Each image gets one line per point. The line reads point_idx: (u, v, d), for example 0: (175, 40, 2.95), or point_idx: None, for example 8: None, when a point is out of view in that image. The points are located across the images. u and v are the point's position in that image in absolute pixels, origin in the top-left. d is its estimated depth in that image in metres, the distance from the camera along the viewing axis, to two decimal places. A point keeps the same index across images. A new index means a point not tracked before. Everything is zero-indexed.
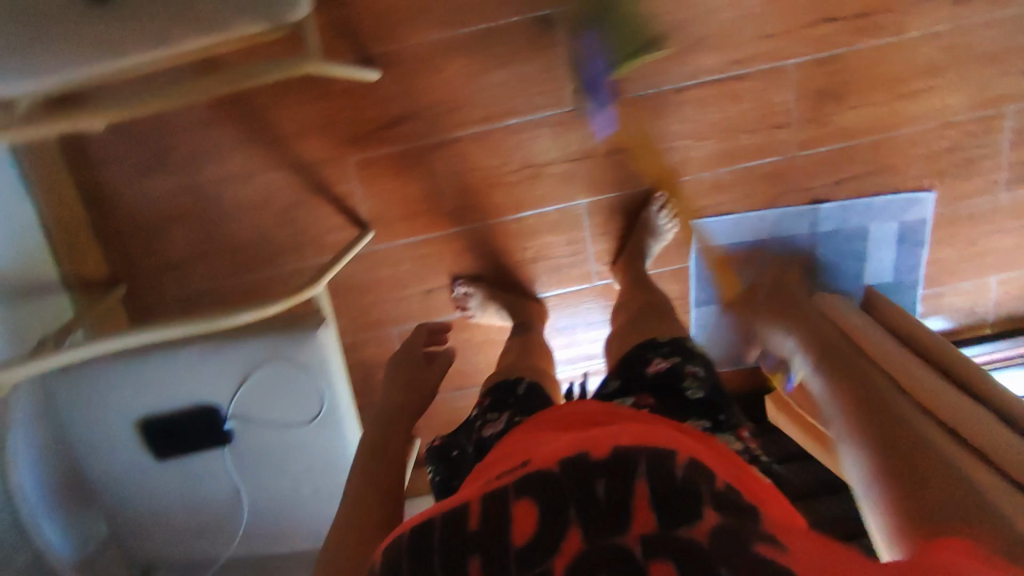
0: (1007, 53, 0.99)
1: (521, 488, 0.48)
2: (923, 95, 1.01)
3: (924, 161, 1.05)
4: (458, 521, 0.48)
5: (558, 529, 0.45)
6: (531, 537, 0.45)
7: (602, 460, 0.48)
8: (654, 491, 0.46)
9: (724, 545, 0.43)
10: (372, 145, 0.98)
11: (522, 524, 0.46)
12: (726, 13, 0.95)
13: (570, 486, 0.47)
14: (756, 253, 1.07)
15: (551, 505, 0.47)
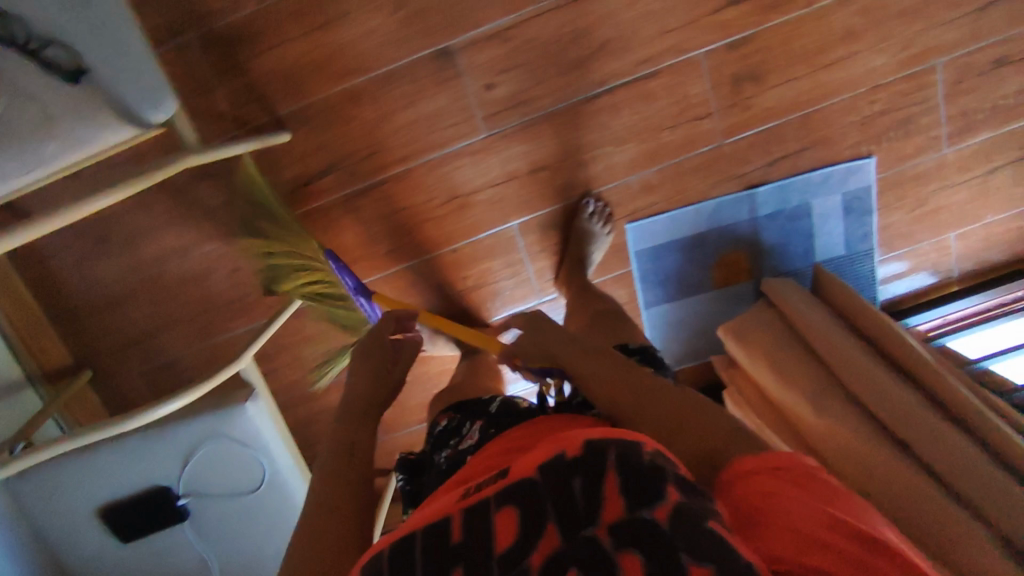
0: (928, 4, 0.95)
1: (502, 499, 0.47)
2: (846, 63, 0.97)
3: (859, 128, 1.01)
4: (439, 534, 0.47)
5: (535, 531, 0.44)
6: (512, 544, 0.44)
7: (576, 458, 0.48)
8: (625, 479, 0.45)
9: (692, 526, 0.42)
10: (299, 202, 1.01)
11: (501, 532, 0.45)
12: (625, 15, 0.94)
13: (546, 487, 0.46)
14: (698, 247, 1.07)
15: (529, 509, 0.45)
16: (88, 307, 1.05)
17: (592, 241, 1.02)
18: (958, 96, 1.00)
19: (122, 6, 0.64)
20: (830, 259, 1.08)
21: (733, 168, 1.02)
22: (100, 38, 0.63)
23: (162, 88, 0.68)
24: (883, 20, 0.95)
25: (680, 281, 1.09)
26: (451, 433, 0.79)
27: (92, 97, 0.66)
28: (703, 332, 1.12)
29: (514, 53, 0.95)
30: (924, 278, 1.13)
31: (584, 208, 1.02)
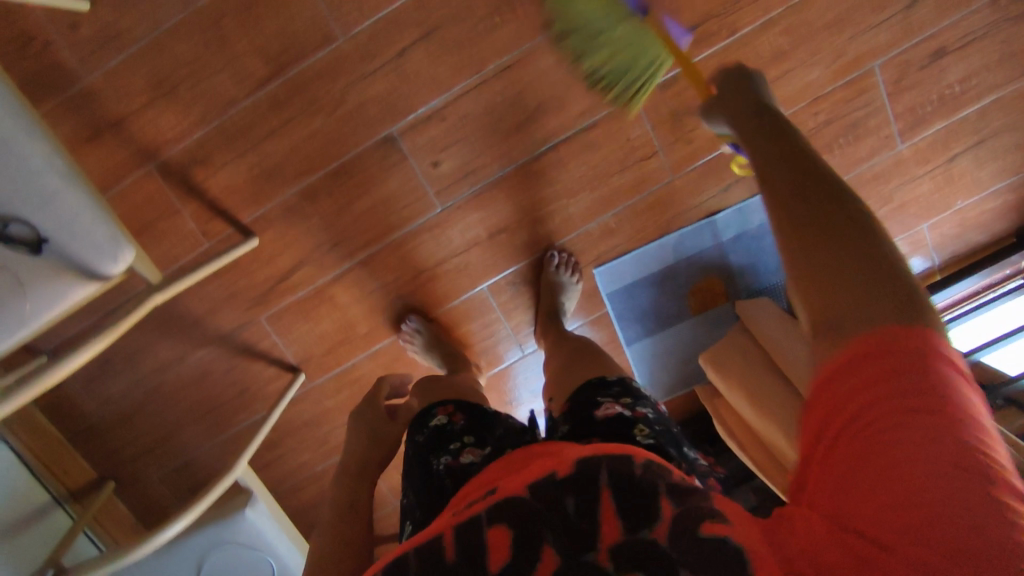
0: (852, 13, 0.95)
1: (494, 515, 0.46)
2: (778, 83, 0.98)
3: (807, 141, 1.02)
4: (433, 554, 0.46)
5: (532, 551, 0.44)
6: (508, 565, 0.43)
7: (568, 477, 0.47)
8: (619, 497, 0.45)
9: (686, 537, 0.41)
10: (275, 300, 1.05)
11: (497, 552, 0.44)
12: (554, 75, 0.96)
13: (540, 508, 0.46)
14: (668, 279, 1.08)
15: (523, 530, 0.45)
16: (103, 422, 1.11)
17: (562, 290, 1.04)
18: (901, 94, 0.99)
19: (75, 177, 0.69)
20: None
21: (689, 199, 1.03)
22: (48, 206, 0.67)
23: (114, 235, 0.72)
24: (808, 36, 0.96)
25: (656, 315, 1.10)
26: (456, 435, 0.73)
27: (49, 260, 0.70)
28: (687, 361, 1.13)
29: (452, 127, 0.98)
30: (915, 267, 1.11)
31: (549, 260, 1.04)
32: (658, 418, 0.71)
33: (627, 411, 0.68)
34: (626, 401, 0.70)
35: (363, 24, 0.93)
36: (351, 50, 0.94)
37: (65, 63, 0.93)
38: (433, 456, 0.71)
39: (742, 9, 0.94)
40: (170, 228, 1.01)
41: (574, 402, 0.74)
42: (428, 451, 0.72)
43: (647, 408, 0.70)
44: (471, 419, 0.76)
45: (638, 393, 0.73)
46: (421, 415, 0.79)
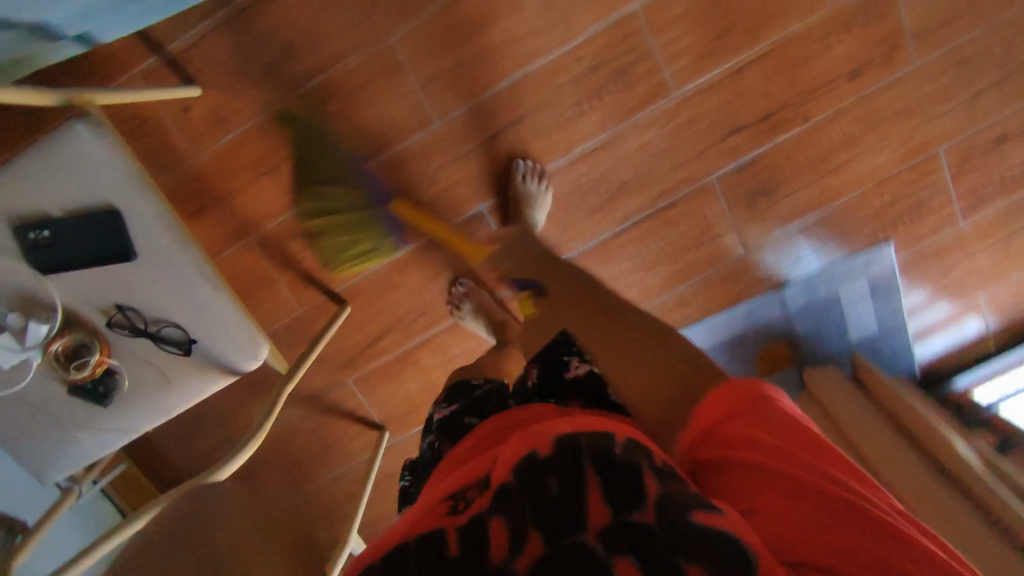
0: (923, 102, 1.01)
1: (486, 507, 0.41)
2: (848, 165, 1.04)
3: (873, 219, 1.07)
4: (406, 562, 0.39)
5: (521, 535, 0.39)
6: (498, 554, 0.38)
7: (549, 454, 0.43)
8: (607, 480, 0.41)
9: (683, 527, 0.37)
10: (363, 363, 1.11)
11: (487, 543, 0.39)
12: (637, 157, 1.01)
13: (519, 490, 0.41)
14: (737, 344, 1.15)
15: (511, 517, 0.40)
16: None
17: (530, 203, 0.99)
18: (965, 176, 1.05)
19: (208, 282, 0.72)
20: (866, 338, 1.14)
21: (757, 274, 1.10)
22: (197, 311, 0.72)
23: (252, 328, 0.75)
24: (878, 123, 1.02)
25: None
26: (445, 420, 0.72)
27: (197, 359, 0.74)
28: None
29: None
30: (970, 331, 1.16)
31: (515, 170, 1.00)
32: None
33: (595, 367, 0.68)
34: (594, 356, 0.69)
35: (457, 112, 0.99)
36: (445, 133, 1.00)
37: (174, 144, 0.98)
38: (424, 435, 0.75)
39: (818, 99, 1.00)
40: (267, 297, 1.07)
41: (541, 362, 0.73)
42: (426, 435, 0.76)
43: None
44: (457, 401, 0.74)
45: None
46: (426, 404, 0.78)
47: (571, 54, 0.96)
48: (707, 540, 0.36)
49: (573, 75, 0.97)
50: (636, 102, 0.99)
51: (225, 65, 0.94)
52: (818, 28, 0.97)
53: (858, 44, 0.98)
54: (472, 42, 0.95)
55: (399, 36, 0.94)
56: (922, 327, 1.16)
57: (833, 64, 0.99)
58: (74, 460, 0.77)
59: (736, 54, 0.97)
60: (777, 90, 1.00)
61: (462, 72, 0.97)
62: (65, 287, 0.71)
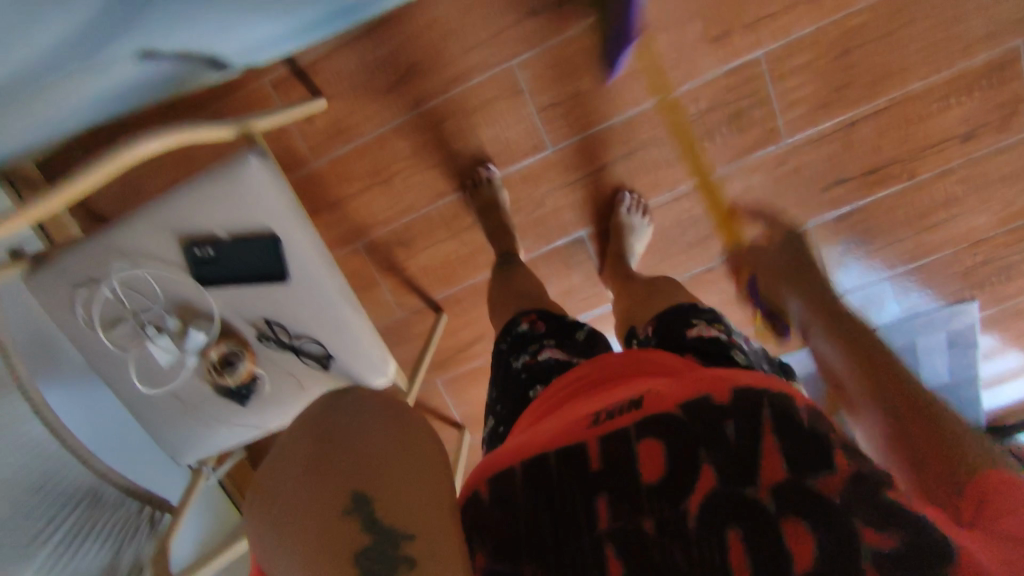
0: None
1: (641, 427, 0.46)
2: (945, 225, 1.11)
3: (961, 278, 1.15)
4: (577, 456, 0.46)
5: (691, 469, 0.43)
6: (658, 478, 0.43)
7: (725, 403, 0.46)
8: (782, 439, 0.44)
9: (862, 498, 0.41)
10: (452, 366, 1.18)
11: (649, 465, 0.44)
12: (740, 199, 1.06)
13: (696, 433, 0.45)
14: (811, 380, 1.22)
15: (675, 445, 0.44)
16: None
17: (631, 234, 1.03)
18: None
19: (350, 309, 0.78)
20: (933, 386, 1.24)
21: None
22: (338, 332, 0.78)
23: (379, 348, 0.81)
24: (983, 185, 1.08)
25: None
26: (537, 339, 0.73)
27: (333, 373, 0.81)
28: None
29: None
30: None
31: (620, 202, 1.04)
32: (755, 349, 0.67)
33: (721, 334, 0.65)
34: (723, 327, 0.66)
35: (567, 143, 1.01)
36: (556, 160, 1.03)
37: (297, 149, 1.02)
38: (513, 356, 0.72)
39: (925, 158, 1.06)
40: (368, 298, 1.13)
41: (662, 321, 0.71)
42: (509, 353, 0.73)
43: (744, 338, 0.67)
44: (553, 326, 0.75)
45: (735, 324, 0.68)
46: (508, 323, 0.79)
47: (691, 94, 0.99)
48: (893, 514, 0.40)
49: (691, 115, 1.01)
50: (748, 146, 1.03)
51: (349, 80, 0.97)
52: (938, 88, 1.01)
53: (976, 107, 1.02)
54: (596, 72, 0.97)
55: (524, 62, 0.96)
56: (995, 374, 1.26)
57: (947, 125, 1.03)
58: (211, 447, 0.85)
59: (854, 109, 1.02)
60: (889, 146, 1.05)
61: (579, 103, 0.99)
62: (222, 300, 0.77)
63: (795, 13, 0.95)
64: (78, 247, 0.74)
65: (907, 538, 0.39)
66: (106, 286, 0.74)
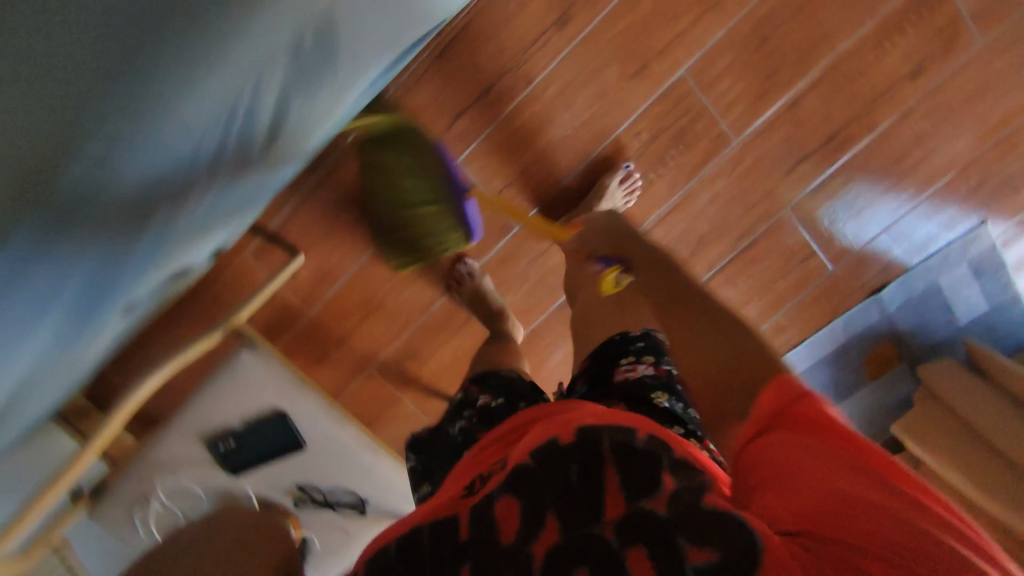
0: (990, 80, 1.04)
1: (503, 485, 0.49)
2: (928, 159, 1.09)
3: (962, 204, 1.12)
4: (449, 527, 0.51)
5: (540, 517, 0.47)
6: (515, 536, 0.47)
7: (571, 444, 0.50)
8: (620, 466, 0.47)
9: (686, 513, 0.43)
10: None
11: (508, 521, 0.47)
12: (712, 208, 1.07)
13: (543, 479, 0.48)
14: (846, 351, 1.21)
15: (529, 497, 0.48)
16: None
17: (608, 199, 1.00)
18: None
19: (365, 455, 0.81)
20: (977, 317, 1.18)
21: (856, 284, 1.17)
22: (364, 478, 0.82)
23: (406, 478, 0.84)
24: (951, 111, 1.06)
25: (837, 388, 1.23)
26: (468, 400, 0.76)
27: (372, 515, 0.84)
28: (881, 387, 1.21)
29: None
30: None
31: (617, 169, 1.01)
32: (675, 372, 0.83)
33: (649, 373, 0.77)
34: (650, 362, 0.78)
35: (530, 215, 1.05)
36: (526, 233, 1.06)
37: (289, 303, 1.07)
38: (447, 425, 0.75)
39: (882, 106, 1.05)
40: (395, 414, 1.16)
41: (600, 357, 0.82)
42: (446, 419, 0.77)
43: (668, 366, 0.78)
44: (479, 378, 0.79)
45: (660, 349, 0.83)
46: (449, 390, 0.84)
47: (630, 131, 1.01)
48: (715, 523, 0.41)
49: (634, 150, 1.02)
50: (699, 159, 1.04)
51: (316, 230, 1.03)
52: (867, 40, 1.00)
53: (914, 42, 1.01)
54: (537, 142, 1.01)
55: (468, 158, 1.01)
56: None
57: (891, 69, 1.02)
58: None
59: (794, 88, 1.02)
60: (842, 107, 1.04)
61: (530, 175, 1.03)
62: (255, 480, 0.81)
63: (704, 24, 0.97)
64: (124, 471, 0.79)
65: (725, 549, 0.40)
66: (155, 500, 0.80)
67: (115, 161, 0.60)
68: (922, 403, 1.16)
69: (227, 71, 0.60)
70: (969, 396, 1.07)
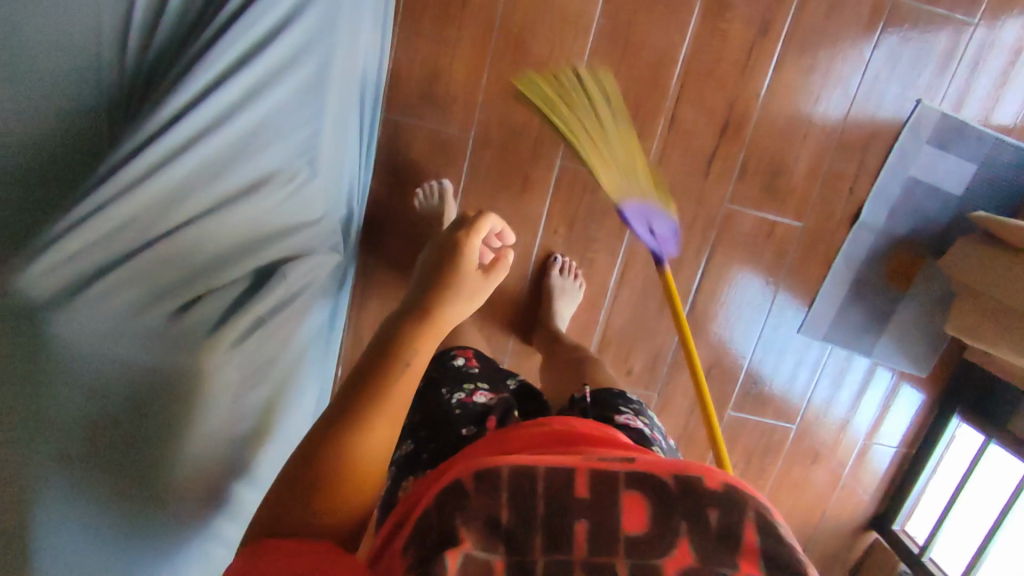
0: None
1: (639, 483, 0.39)
2: (828, 84, 1.07)
3: (891, 98, 1.09)
4: (563, 487, 0.39)
5: (671, 539, 0.37)
6: (639, 536, 0.37)
7: (717, 489, 0.39)
8: (766, 541, 0.38)
9: None
10: None
11: (633, 517, 0.38)
12: (657, 246, 1.09)
13: (683, 499, 0.39)
14: (863, 282, 1.17)
15: (665, 515, 0.38)
16: None
17: (563, 293, 1.06)
18: None
19: None
20: (970, 182, 1.13)
21: (837, 221, 1.13)
22: None
23: None
24: (822, 33, 1.04)
25: (876, 322, 1.18)
26: (471, 379, 0.77)
27: None
28: (915, 295, 1.18)
29: (620, 343, 1.14)
30: None
31: (553, 265, 1.08)
32: (666, 447, 0.73)
33: (644, 426, 0.71)
34: (642, 419, 0.73)
35: (510, 345, 1.12)
36: (516, 358, 1.13)
37: None
38: (445, 391, 0.75)
39: (754, 71, 1.04)
40: None
41: (591, 399, 0.78)
42: (441, 384, 0.77)
43: (660, 436, 0.73)
44: (486, 368, 0.81)
45: (651, 418, 0.76)
46: (442, 354, 0.83)
47: (548, 230, 1.07)
48: None
49: (562, 243, 1.08)
50: (621, 215, 1.08)
51: None
52: (701, 34, 1.02)
53: (747, 6, 1.02)
54: None
55: None
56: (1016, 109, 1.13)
57: (740, 39, 1.03)
58: None
59: (664, 111, 1.04)
60: (717, 96, 1.05)
61: (490, 312, 1.10)
62: None
63: None
64: None
65: None
66: None
67: (189, 518, 0.62)
68: (961, 295, 1.12)
69: (242, 417, 0.65)
70: (991, 276, 1.03)
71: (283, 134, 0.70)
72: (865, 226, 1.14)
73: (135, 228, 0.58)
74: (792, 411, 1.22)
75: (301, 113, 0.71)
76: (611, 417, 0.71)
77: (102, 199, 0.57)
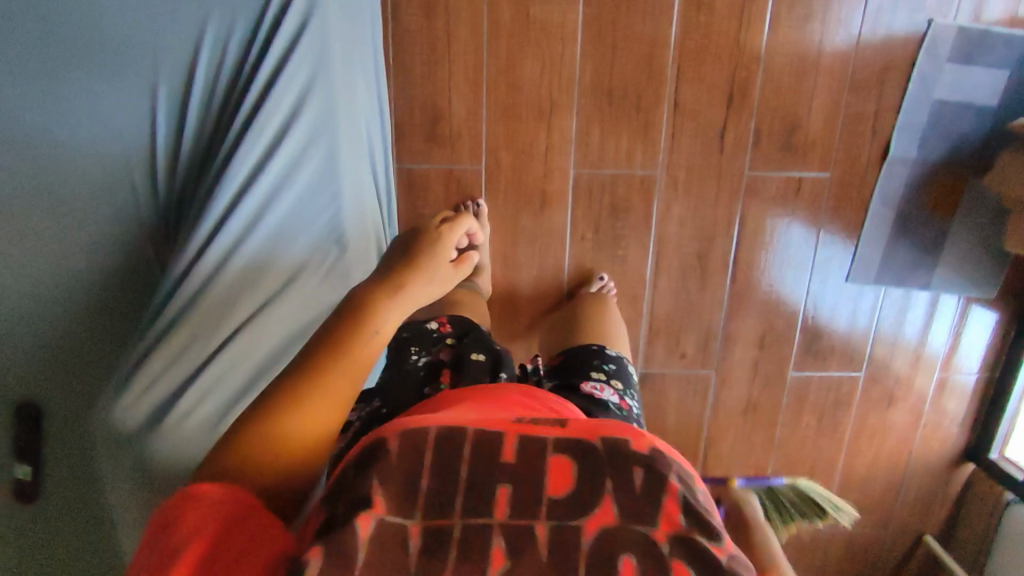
0: None
1: (563, 446, 0.41)
2: (830, 28, 1.03)
3: (900, 26, 1.05)
4: (492, 449, 0.40)
5: (592, 496, 0.39)
6: (561, 496, 0.39)
7: (642, 453, 0.41)
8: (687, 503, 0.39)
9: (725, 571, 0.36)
10: None
11: (558, 480, 0.39)
12: (685, 228, 1.10)
13: (607, 463, 0.40)
14: (906, 215, 1.13)
15: (587, 474, 0.40)
16: None
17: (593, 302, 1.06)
18: None
19: None
20: (1004, 92, 1.07)
21: (866, 162, 1.10)
22: None
23: None
24: None
25: (929, 254, 1.14)
26: (437, 339, 0.77)
27: None
28: (968, 217, 1.13)
29: (669, 328, 1.15)
30: None
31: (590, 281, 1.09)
32: (640, 409, 0.75)
33: (613, 396, 0.72)
34: (615, 386, 0.75)
35: None
36: None
37: None
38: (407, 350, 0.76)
39: (749, 35, 1.03)
40: None
41: (562, 364, 0.80)
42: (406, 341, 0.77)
43: (633, 400, 0.74)
44: (458, 325, 0.81)
45: (629, 379, 0.78)
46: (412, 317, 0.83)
47: (575, 236, 1.09)
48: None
49: (591, 246, 1.10)
50: (644, 207, 1.09)
51: None
52: (689, 14, 1.01)
53: None
54: (521, 301, 1.12)
55: None
56: None
57: (729, 7, 1.01)
58: None
59: (665, 97, 1.04)
60: (716, 68, 1.03)
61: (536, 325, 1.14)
62: None
63: (556, 127, 1.03)
64: None
65: None
66: None
67: None
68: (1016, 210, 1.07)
69: None
70: None
71: (306, 225, 0.75)
72: (898, 161, 1.10)
73: (200, 345, 0.65)
74: (856, 359, 1.20)
75: (318, 203, 0.76)
76: (577, 386, 0.73)
77: (164, 327, 0.64)
